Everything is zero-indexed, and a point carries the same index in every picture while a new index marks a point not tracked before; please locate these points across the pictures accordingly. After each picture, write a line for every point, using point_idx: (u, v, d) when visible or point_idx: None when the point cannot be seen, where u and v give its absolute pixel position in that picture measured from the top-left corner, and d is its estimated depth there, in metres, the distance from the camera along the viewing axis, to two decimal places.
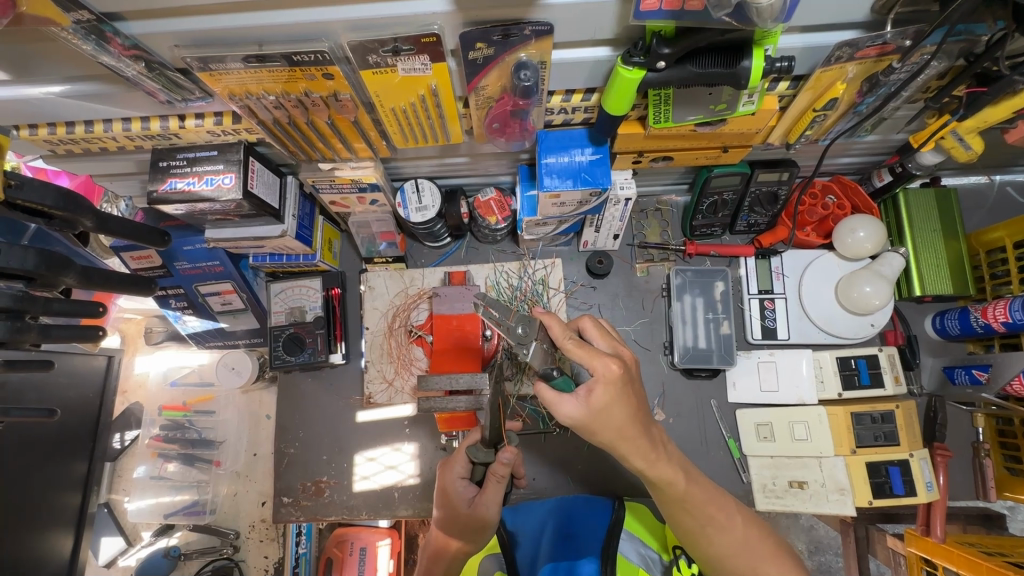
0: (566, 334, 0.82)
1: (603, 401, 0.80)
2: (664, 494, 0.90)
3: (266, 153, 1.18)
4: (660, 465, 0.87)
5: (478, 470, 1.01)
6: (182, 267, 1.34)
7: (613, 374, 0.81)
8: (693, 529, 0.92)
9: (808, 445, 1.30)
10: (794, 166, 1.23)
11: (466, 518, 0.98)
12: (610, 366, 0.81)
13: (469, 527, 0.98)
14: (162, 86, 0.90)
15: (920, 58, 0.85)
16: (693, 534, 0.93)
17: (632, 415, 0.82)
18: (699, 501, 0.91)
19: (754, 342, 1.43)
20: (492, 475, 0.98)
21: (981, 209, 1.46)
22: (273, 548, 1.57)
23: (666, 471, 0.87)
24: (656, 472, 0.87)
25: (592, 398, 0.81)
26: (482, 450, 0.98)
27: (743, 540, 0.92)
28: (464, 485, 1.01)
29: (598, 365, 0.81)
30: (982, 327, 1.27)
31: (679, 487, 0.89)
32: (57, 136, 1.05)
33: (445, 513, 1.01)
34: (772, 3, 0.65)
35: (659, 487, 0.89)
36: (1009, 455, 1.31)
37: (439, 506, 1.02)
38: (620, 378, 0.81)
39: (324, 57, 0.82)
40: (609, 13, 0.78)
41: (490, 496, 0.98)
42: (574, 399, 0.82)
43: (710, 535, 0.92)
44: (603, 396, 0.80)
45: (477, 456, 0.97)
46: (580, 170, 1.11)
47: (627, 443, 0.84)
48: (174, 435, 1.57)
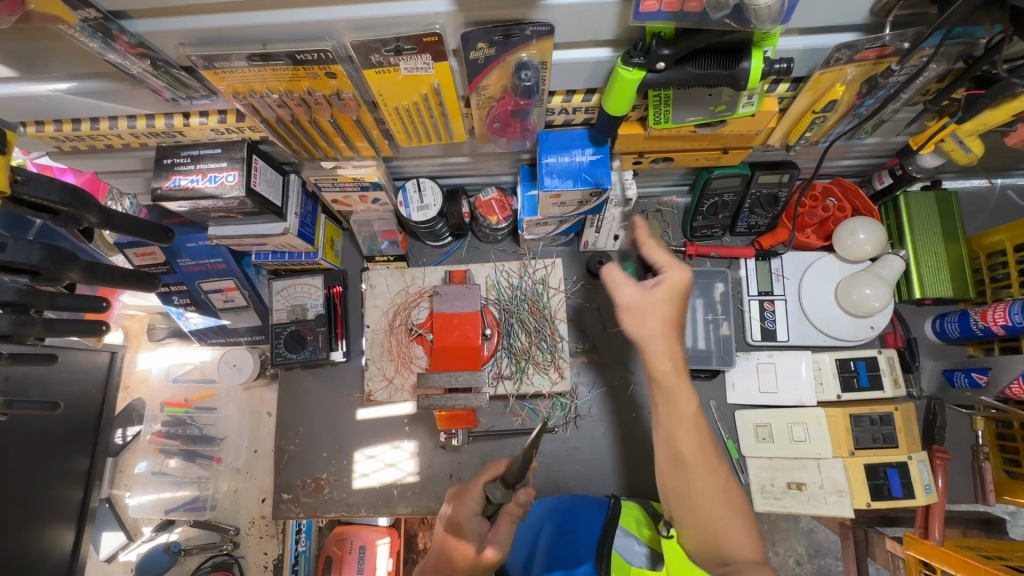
0: (642, 233, 1.00)
1: (663, 289, 0.92)
2: (670, 410, 0.89)
3: (269, 151, 1.19)
4: (681, 385, 0.89)
5: (490, 507, 0.88)
6: (185, 264, 1.35)
7: (680, 282, 0.93)
8: (683, 456, 0.87)
9: (806, 446, 1.30)
10: (794, 168, 1.24)
11: (473, 566, 0.85)
12: (682, 275, 0.94)
13: (477, 574, 0.86)
14: (167, 84, 0.92)
15: (918, 61, 0.85)
16: (678, 458, 0.88)
17: (672, 322, 0.91)
18: (699, 436, 0.88)
19: (753, 343, 1.43)
20: (509, 513, 0.90)
21: (981, 213, 1.46)
22: (272, 545, 1.58)
23: (687, 409, 0.88)
24: (675, 386, 0.89)
25: (655, 288, 0.93)
26: (502, 490, 0.85)
27: (722, 484, 0.87)
28: (480, 523, 0.89)
29: (671, 271, 0.94)
30: (981, 330, 1.27)
31: (688, 411, 0.88)
32: (63, 133, 1.06)
33: (448, 558, 0.86)
34: (769, 5, 0.66)
35: (666, 401, 0.90)
36: (1007, 458, 1.31)
37: (440, 549, 0.87)
38: (684, 288, 0.93)
39: (327, 56, 0.83)
40: (609, 15, 0.79)
41: (501, 536, 0.89)
42: (633, 285, 0.95)
43: (693, 462, 0.87)
44: (663, 291, 0.92)
45: (497, 497, 0.84)
46: (580, 170, 1.11)
47: (659, 346, 0.90)
48: (175, 431, 1.61)
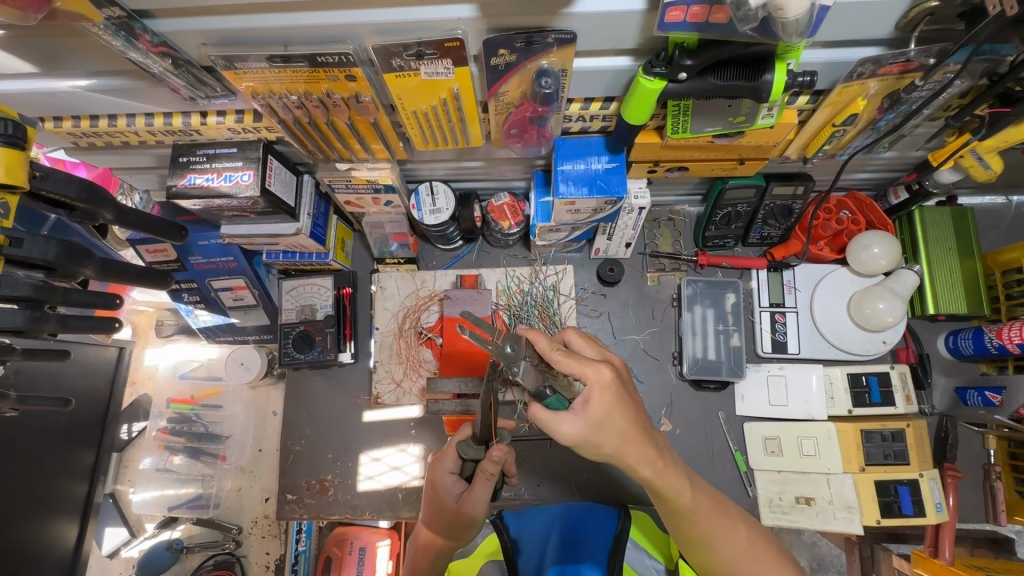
0: (553, 347, 0.84)
1: (600, 410, 0.81)
2: (671, 503, 0.88)
3: (284, 152, 1.20)
4: (668, 473, 0.86)
5: (467, 466, 1.00)
6: (196, 261, 1.35)
7: (604, 381, 0.82)
8: (703, 535, 0.90)
9: (817, 461, 1.30)
10: (809, 180, 1.23)
11: (453, 514, 0.99)
12: (602, 371, 0.82)
13: (455, 522, 0.99)
14: (187, 83, 0.92)
15: (943, 77, 0.85)
16: (694, 539, 0.91)
17: (629, 426, 0.83)
18: (704, 511, 0.90)
19: (764, 355, 1.42)
20: (482, 472, 0.96)
21: (997, 229, 1.45)
22: (275, 545, 1.58)
23: (673, 483, 0.87)
24: (663, 480, 0.86)
25: (587, 410, 0.81)
26: (472, 447, 0.96)
27: (747, 550, 0.91)
28: (452, 480, 1.01)
29: (590, 372, 0.82)
30: (996, 348, 1.26)
31: (685, 498, 0.88)
32: (81, 129, 1.06)
33: (433, 506, 1.02)
34: (797, 18, 0.65)
35: (663, 496, 0.88)
36: (1019, 479, 1.28)
37: (428, 500, 1.03)
38: (614, 382, 0.82)
39: (347, 59, 0.83)
40: (633, 24, 0.79)
41: (477, 493, 0.98)
42: (572, 415, 0.82)
43: (713, 544, 0.90)
44: (599, 405, 0.81)
45: (468, 454, 0.96)
46: (595, 177, 1.11)
47: (633, 453, 0.83)
48: (182, 428, 1.59)
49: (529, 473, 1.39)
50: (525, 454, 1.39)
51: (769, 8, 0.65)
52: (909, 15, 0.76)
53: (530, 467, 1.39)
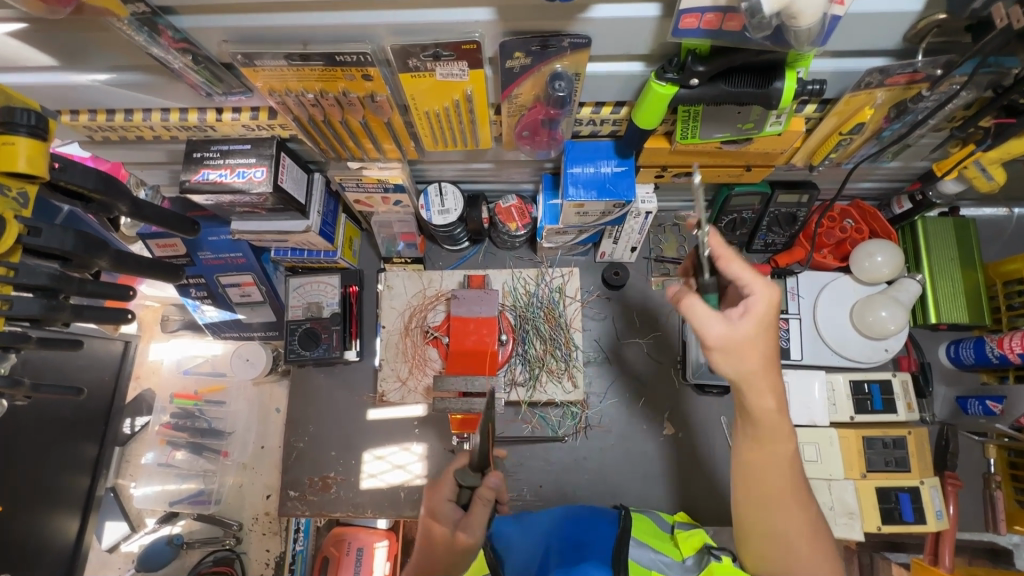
0: (723, 243, 0.88)
1: (759, 319, 0.82)
2: (759, 452, 0.83)
3: (296, 149, 1.21)
4: (778, 425, 0.83)
5: (464, 495, 0.98)
6: (205, 256, 1.36)
7: (772, 299, 0.83)
8: (783, 476, 0.83)
9: (819, 467, 1.29)
10: (815, 189, 1.25)
11: (449, 542, 0.92)
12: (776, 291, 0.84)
13: (451, 549, 0.92)
14: (204, 80, 0.93)
15: (949, 88, 0.86)
16: (770, 498, 0.83)
17: (769, 358, 0.83)
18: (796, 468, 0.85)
19: (767, 361, 1.42)
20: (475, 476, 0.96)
21: (998, 241, 1.46)
22: (275, 542, 1.58)
23: (780, 441, 0.83)
24: (767, 423, 0.83)
25: (748, 315, 0.82)
26: (471, 473, 0.99)
27: (812, 524, 0.83)
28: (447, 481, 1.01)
29: (761, 285, 0.84)
30: (997, 358, 1.27)
31: (782, 452, 0.84)
32: (97, 123, 1.08)
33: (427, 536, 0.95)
34: (809, 28, 0.67)
35: (758, 445, 0.84)
36: (1019, 488, 1.30)
37: (421, 530, 0.97)
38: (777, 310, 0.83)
39: (365, 58, 0.85)
40: (647, 30, 0.80)
41: (477, 517, 0.94)
42: (720, 318, 0.84)
43: (786, 493, 0.83)
44: (763, 315, 0.82)
45: (467, 479, 0.98)
46: (604, 181, 1.12)
47: (762, 378, 0.82)
48: (183, 423, 1.59)
49: (531, 474, 1.39)
50: (527, 456, 1.40)
51: (782, 17, 0.66)
52: (917, 27, 0.77)
53: (532, 469, 1.39)
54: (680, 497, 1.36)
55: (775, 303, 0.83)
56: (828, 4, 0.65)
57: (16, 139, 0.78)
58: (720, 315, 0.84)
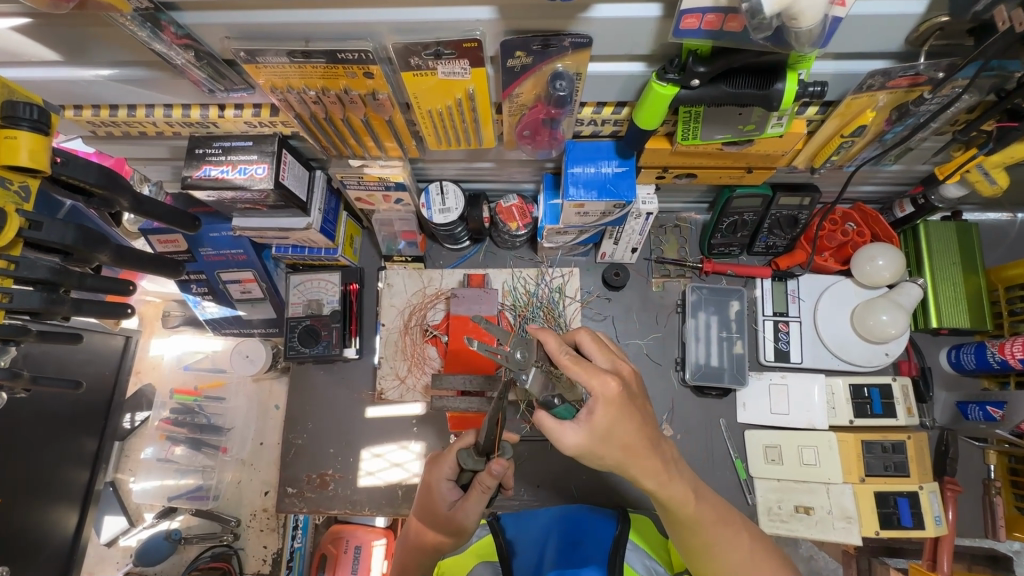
0: (562, 350, 0.83)
1: (604, 422, 0.80)
2: (674, 514, 0.90)
3: (298, 147, 1.21)
4: (672, 486, 0.87)
5: (464, 475, 1.00)
6: (207, 253, 1.37)
7: (609, 394, 0.81)
8: (706, 543, 0.91)
9: (816, 471, 1.30)
10: (816, 192, 1.25)
11: (444, 520, 0.99)
12: (608, 384, 0.81)
13: (446, 530, 0.99)
14: (207, 75, 0.93)
15: (951, 91, 0.86)
16: (698, 550, 0.92)
17: (629, 444, 0.82)
18: (707, 525, 0.90)
19: (766, 364, 1.42)
20: (479, 483, 0.96)
21: (1001, 246, 1.45)
22: (272, 538, 1.58)
23: (678, 495, 0.88)
24: (667, 493, 0.87)
25: (592, 420, 0.80)
26: (473, 457, 0.95)
27: (751, 560, 0.91)
28: (450, 486, 1.01)
29: (596, 384, 0.81)
30: (998, 363, 1.27)
31: (689, 508, 0.89)
32: (101, 118, 1.08)
33: (425, 510, 1.01)
34: (810, 29, 0.66)
35: (668, 506, 0.89)
36: (1019, 495, 1.30)
37: (420, 502, 1.02)
38: (619, 397, 0.81)
39: (366, 56, 0.85)
40: (648, 30, 0.80)
41: (472, 503, 0.97)
42: (576, 425, 0.81)
43: (714, 554, 0.91)
44: (604, 417, 0.81)
45: (468, 463, 0.95)
46: (605, 181, 1.12)
47: (638, 463, 0.84)
48: (183, 419, 1.59)
49: (529, 474, 1.39)
50: (524, 457, 1.40)
51: (783, 18, 0.66)
52: (919, 30, 0.77)
53: (529, 469, 1.39)
54: None
55: (612, 395, 0.81)
56: (828, 6, 0.65)
57: (18, 134, 0.79)
58: (569, 424, 0.81)
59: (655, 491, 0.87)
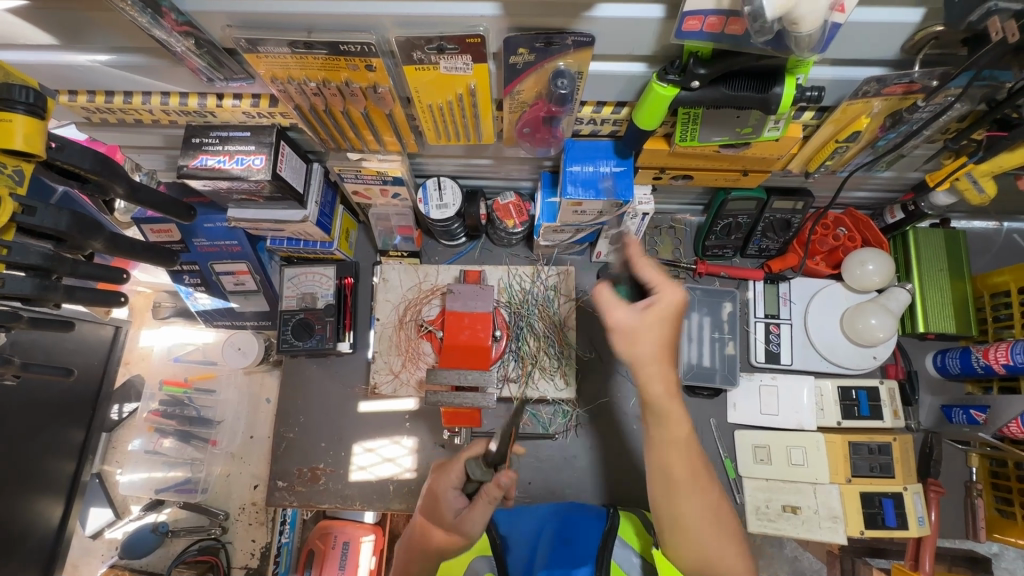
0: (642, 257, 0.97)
1: (655, 316, 0.92)
2: (665, 438, 0.90)
3: (296, 138, 1.21)
4: (675, 407, 0.89)
5: (471, 484, 1.00)
6: (200, 243, 1.36)
7: (671, 301, 0.93)
8: (680, 473, 0.87)
9: (805, 471, 1.32)
10: (809, 197, 1.27)
11: (448, 529, 0.97)
12: (675, 295, 0.93)
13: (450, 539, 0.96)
14: (206, 64, 0.92)
15: (944, 100, 0.88)
16: (669, 483, 0.88)
17: (660, 344, 0.91)
18: (689, 453, 0.89)
19: (757, 365, 1.44)
20: (485, 494, 0.95)
21: (987, 254, 1.48)
22: (261, 532, 1.56)
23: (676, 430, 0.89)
24: (668, 406, 0.89)
25: (649, 310, 0.92)
26: (481, 466, 0.98)
27: (714, 510, 0.87)
28: (455, 494, 1.00)
29: (664, 291, 0.93)
30: (982, 368, 1.29)
31: (682, 435, 0.89)
32: (96, 104, 1.07)
33: (428, 518, 1.00)
34: (810, 33, 0.67)
35: (658, 426, 0.90)
36: (1000, 497, 1.33)
37: (424, 511, 1.02)
38: (676, 307, 0.93)
39: (369, 48, 0.85)
40: (650, 31, 0.81)
41: (478, 514, 0.95)
42: (629, 310, 0.94)
43: (685, 491, 0.87)
44: (659, 313, 0.92)
45: (476, 471, 0.97)
46: (602, 181, 1.13)
47: (653, 368, 0.90)
48: (172, 411, 1.58)
49: (521, 471, 1.40)
50: (517, 452, 1.41)
51: (784, 22, 0.67)
52: (915, 38, 0.79)
53: (522, 465, 1.40)
54: None
55: (676, 304, 0.93)
56: (829, 11, 0.66)
57: (13, 117, 0.78)
58: (629, 306, 0.95)
59: (655, 402, 0.89)
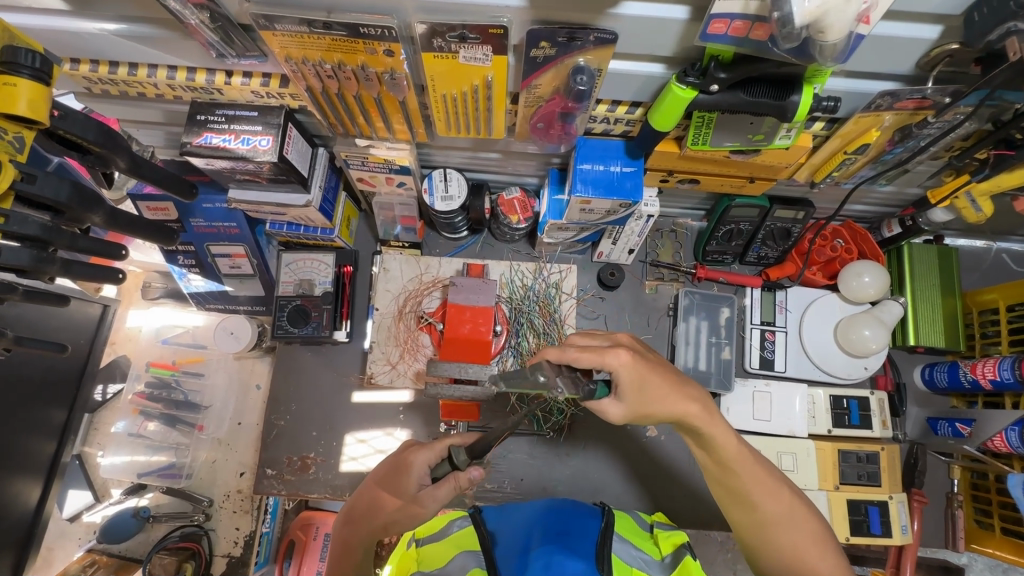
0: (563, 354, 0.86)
1: (631, 383, 0.84)
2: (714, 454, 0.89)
3: (303, 121, 1.19)
4: (714, 422, 0.87)
5: (443, 466, 0.97)
6: (197, 224, 1.33)
7: (625, 361, 0.84)
8: (745, 488, 0.89)
9: (795, 477, 1.32)
10: (811, 207, 1.29)
11: (407, 498, 0.95)
12: (619, 356, 0.83)
13: (403, 506, 0.95)
14: (218, 39, 0.90)
15: (953, 117, 0.90)
16: (737, 497, 0.91)
17: (669, 388, 0.85)
18: (747, 466, 0.89)
19: (751, 371, 1.46)
20: (454, 479, 0.94)
21: (976, 271, 1.52)
22: (245, 521, 1.53)
23: (727, 450, 0.88)
24: (709, 428, 0.87)
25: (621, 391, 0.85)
26: (464, 454, 0.96)
27: (790, 509, 0.89)
28: (424, 472, 0.97)
29: (610, 359, 0.83)
30: (969, 383, 1.33)
31: (730, 450, 0.88)
32: (98, 74, 1.04)
33: (392, 482, 0.99)
34: (834, 42, 0.68)
35: (705, 445, 0.89)
36: (979, 508, 1.37)
37: (391, 475, 0.99)
38: (632, 361, 0.84)
39: (389, 32, 0.84)
40: (673, 32, 0.81)
41: (440, 494, 0.94)
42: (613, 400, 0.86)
43: (754, 501, 0.89)
44: (629, 380, 0.84)
45: (459, 456, 0.95)
46: (612, 181, 1.13)
47: (677, 401, 0.84)
48: (159, 394, 1.54)
49: (513, 468, 1.40)
50: (510, 448, 1.41)
51: (811, 30, 0.68)
52: (930, 55, 0.80)
53: (515, 461, 1.40)
54: (657, 499, 1.39)
55: (633, 364, 0.84)
56: (854, 22, 0.67)
57: (17, 81, 0.75)
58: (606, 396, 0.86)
59: (700, 430, 0.87)
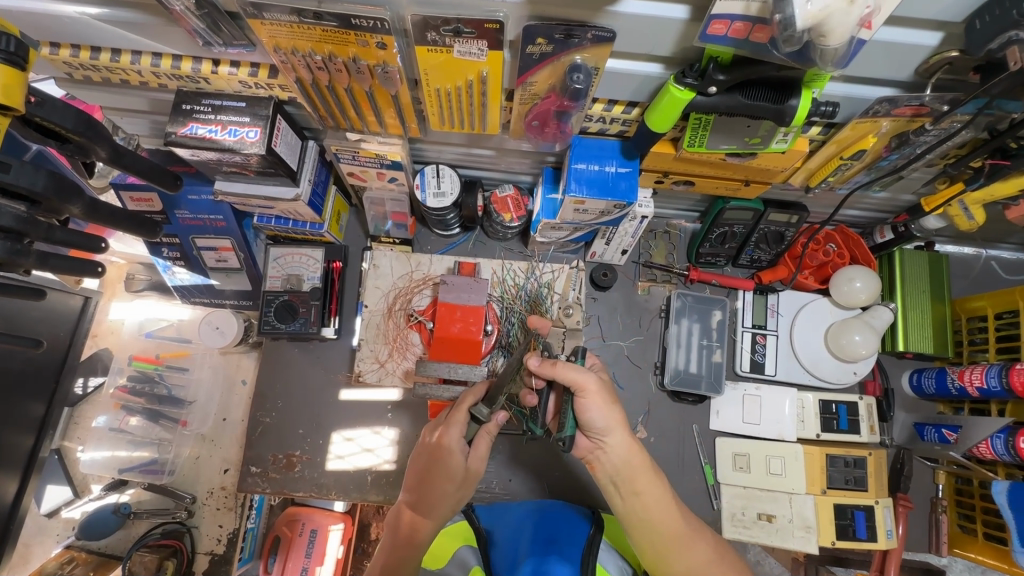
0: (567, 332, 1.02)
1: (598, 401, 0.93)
2: (639, 498, 0.97)
3: (293, 114, 1.16)
4: (640, 471, 0.97)
5: (471, 428, 1.02)
6: (182, 215, 1.30)
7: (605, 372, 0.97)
8: (666, 537, 0.96)
9: (781, 481, 1.34)
10: (804, 211, 1.28)
11: (460, 473, 0.99)
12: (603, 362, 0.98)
13: (459, 482, 1.00)
14: (204, 26, 0.87)
15: (950, 125, 0.90)
16: (662, 551, 0.95)
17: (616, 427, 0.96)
18: (671, 515, 0.97)
19: (741, 373, 1.45)
20: (490, 431, 1.01)
21: (966, 278, 1.53)
22: (229, 518, 1.50)
23: (652, 503, 0.96)
24: (636, 474, 0.97)
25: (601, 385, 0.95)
26: (484, 408, 0.99)
27: (708, 560, 0.96)
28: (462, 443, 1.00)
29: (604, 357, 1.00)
30: (956, 389, 1.33)
31: (656, 495, 0.97)
32: (79, 60, 1.00)
33: (436, 470, 1.00)
34: (836, 47, 0.67)
35: (630, 489, 0.98)
36: (963, 514, 1.38)
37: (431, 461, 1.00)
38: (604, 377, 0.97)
39: (382, 25, 0.82)
40: (673, 31, 0.79)
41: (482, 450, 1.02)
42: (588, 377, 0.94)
43: (674, 552, 0.95)
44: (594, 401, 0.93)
45: (485, 413, 0.98)
46: (606, 181, 1.11)
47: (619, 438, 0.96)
48: (142, 388, 1.48)
49: (502, 468, 1.39)
50: (500, 448, 1.40)
51: (812, 33, 0.67)
52: (930, 61, 0.80)
53: (504, 462, 1.39)
54: None
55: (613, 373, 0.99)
56: (856, 27, 0.66)
57: None
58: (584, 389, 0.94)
59: (630, 475, 0.97)
